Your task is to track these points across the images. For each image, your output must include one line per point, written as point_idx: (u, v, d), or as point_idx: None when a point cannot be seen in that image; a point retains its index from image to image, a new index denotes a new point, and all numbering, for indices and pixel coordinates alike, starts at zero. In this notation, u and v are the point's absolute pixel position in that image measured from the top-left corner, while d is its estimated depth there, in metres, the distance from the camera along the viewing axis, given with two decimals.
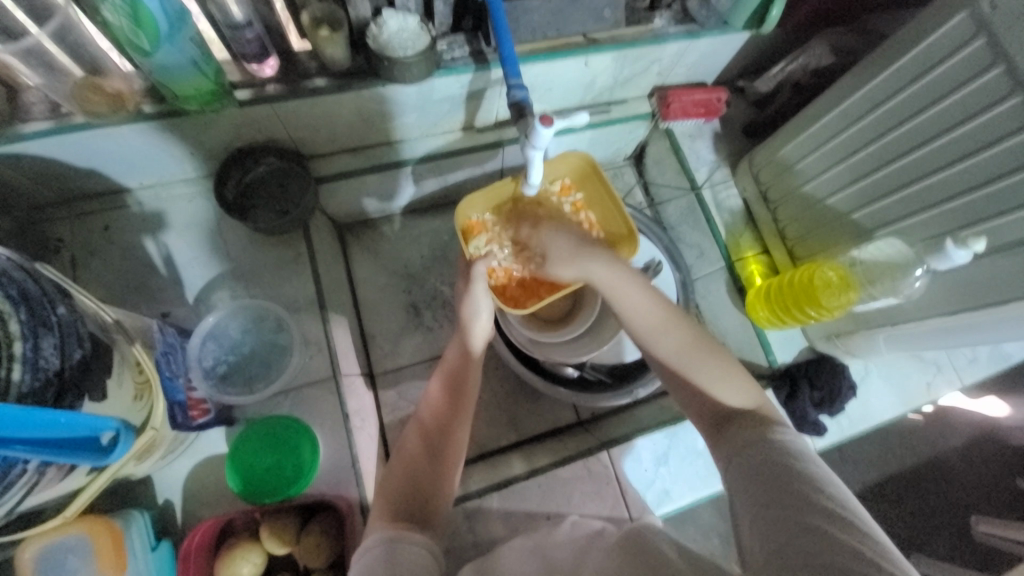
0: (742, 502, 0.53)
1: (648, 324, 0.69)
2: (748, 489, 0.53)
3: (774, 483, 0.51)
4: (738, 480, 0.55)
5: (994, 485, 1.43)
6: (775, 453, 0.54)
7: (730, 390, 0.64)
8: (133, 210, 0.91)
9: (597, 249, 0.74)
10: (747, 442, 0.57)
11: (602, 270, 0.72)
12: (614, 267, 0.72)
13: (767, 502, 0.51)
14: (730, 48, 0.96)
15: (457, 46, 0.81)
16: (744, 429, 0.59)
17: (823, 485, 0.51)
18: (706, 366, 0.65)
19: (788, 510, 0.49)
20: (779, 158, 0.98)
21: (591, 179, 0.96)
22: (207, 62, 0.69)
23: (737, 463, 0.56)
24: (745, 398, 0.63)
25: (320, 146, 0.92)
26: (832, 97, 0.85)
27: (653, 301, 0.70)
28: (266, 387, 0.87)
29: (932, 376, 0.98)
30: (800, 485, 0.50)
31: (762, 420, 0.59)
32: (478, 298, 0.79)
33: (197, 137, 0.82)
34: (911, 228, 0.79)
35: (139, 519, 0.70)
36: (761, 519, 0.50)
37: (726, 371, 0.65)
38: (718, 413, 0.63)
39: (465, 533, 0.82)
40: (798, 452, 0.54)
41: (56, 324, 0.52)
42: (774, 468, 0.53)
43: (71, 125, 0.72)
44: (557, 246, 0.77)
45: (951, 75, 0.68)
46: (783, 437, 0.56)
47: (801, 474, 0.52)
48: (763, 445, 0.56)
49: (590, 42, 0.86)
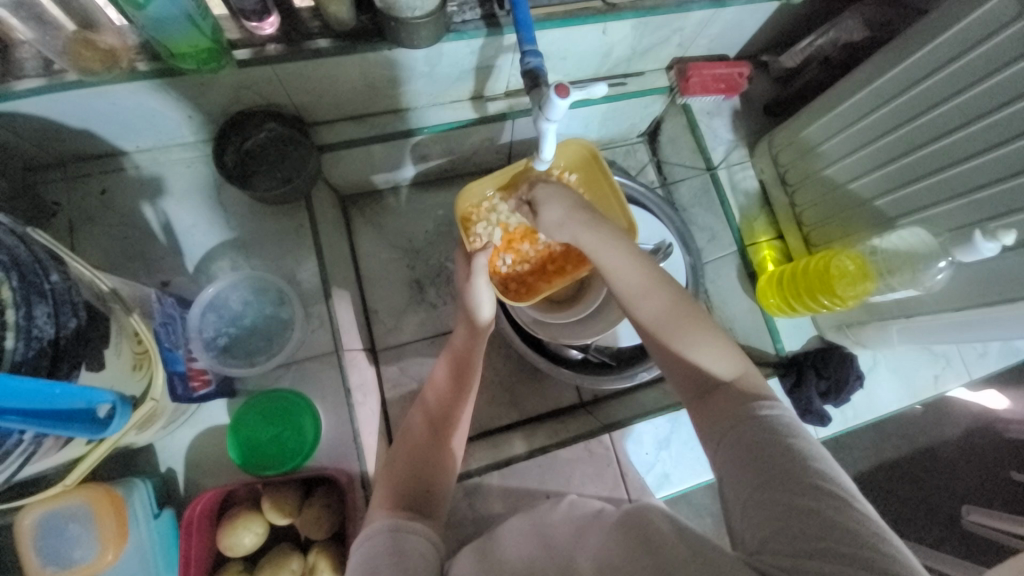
0: (732, 484, 0.52)
1: (631, 286, 0.66)
2: (739, 470, 0.52)
3: (765, 465, 0.50)
4: (727, 463, 0.53)
5: (987, 476, 1.44)
6: (764, 429, 0.53)
7: (715, 358, 0.61)
8: (131, 174, 0.88)
9: (593, 217, 0.70)
10: (731, 416, 0.56)
11: (587, 234, 0.69)
12: (600, 228, 0.69)
13: (758, 486, 0.50)
14: (756, 19, 0.91)
15: (468, 8, 0.77)
16: (727, 402, 0.57)
17: (816, 462, 0.50)
18: (689, 333, 0.63)
19: (781, 494, 0.48)
20: (801, 139, 0.94)
21: (593, 167, 0.91)
22: (203, 17, 0.65)
23: (725, 443, 0.54)
24: (730, 366, 0.61)
25: (322, 112, 0.88)
26: (865, 74, 0.81)
27: (639, 262, 0.67)
28: (268, 360, 0.86)
29: (940, 369, 0.97)
30: (797, 466, 0.49)
31: (745, 393, 0.57)
32: (480, 290, 0.78)
33: (195, 97, 0.78)
34: (937, 218, 0.75)
35: (140, 487, 0.71)
36: (754, 504, 0.49)
37: (711, 338, 0.62)
38: (701, 381, 0.61)
39: (464, 509, 0.83)
40: (788, 427, 0.53)
41: (48, 293, 0.50)
42: (765, 446, 0.52)
43: (63, 83, 0.69)
44: (550, 207, 0.73)
45: (994, 56, 0.64)
46: (771, 412, 0.54)
47: (794, 453, 0.50)
48: (750, 421, 0.54)
49: (610, 8, 0.81)
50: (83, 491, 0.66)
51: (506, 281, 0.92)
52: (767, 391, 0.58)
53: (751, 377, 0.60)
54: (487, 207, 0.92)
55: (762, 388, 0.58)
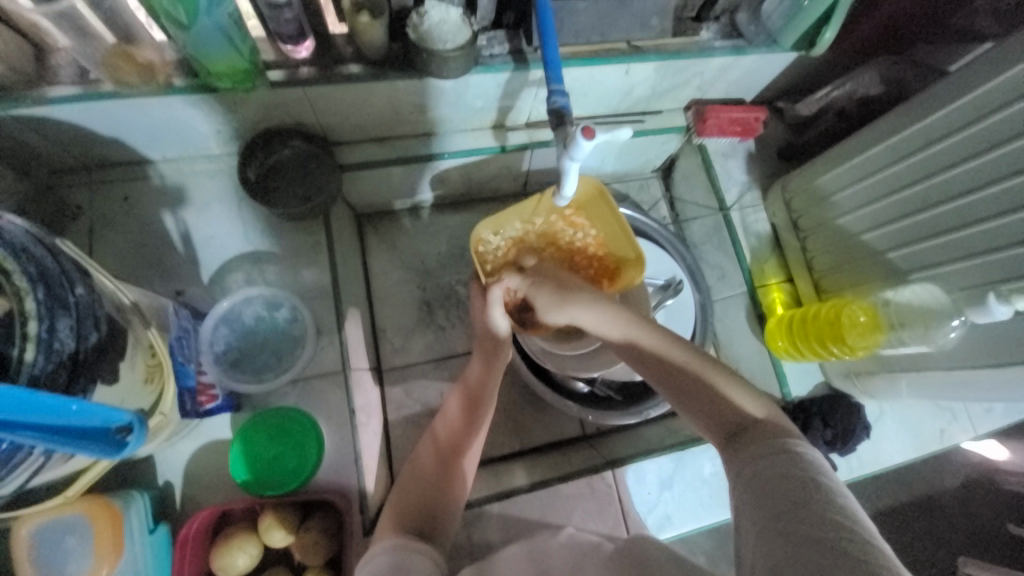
0: (750, 515, 0.50)
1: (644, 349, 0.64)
2: (756, 501, 0.50)
3: (785, 496, 0.48)
4: (746, 495, 0.51)
5: (984, 528, 1.41)
6: (790, 465, 0.51)
7: (740, 399, 0.60)
8: (154, 182, 0.89)
9: (583, 295, 0.67)
10: (760, 453, 0.53)
11: (587, 313, 0.66)
12: (599, 302, 0.67)
13: (775, 515, 0.47)
14: (774, 68, 0.94)
15: (497, 43, 0.80)
16: (760, 440, 0.55)
17: (837, 498, 0.48)
18: (712, 383, 0.61)
19: (794, 524, 0.46)
20: (815, 186, 0.95)
21: (599, 205, 0.90)
22: (243, 40, 0.68)
23: (750, 478, 0.52)
24: (758, 408, 0.60)
25: (347, 133, 0.89)
26: (881, 129, 0.83)
27: (641, 329, 0.65)
28: (276, 377, 0.86)
29: (946, 423, 0.96)
30: (815, 496, 0.47)
31: (774, 431, 0.55)
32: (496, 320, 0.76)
33: (226, 113, 0.80)
34: (950, 275, 0.76)
35: (139, 500, 0.70)
36: (766, 532, 0.47)
37: (733, 381, 0.61)
38: (729, 425, 0.59)
39: (462, 539, 0.82)
40: (813, 464, 0.51)
41: (73, 306, 0.50)
42: (788, 479, 0.49)
43: (99, 93, 0.71)
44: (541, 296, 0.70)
45: (1008, 125, 0.65)
46: (800, 448, 0.53)
47: (815, 486, 0.48)
48: (778, 456, 0.52)
49: (633, 50, 0.84)
50: (82, 502, 0.66)
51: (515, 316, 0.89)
52: (796, 432, 0.56)
53: (780, 419, 0.59)
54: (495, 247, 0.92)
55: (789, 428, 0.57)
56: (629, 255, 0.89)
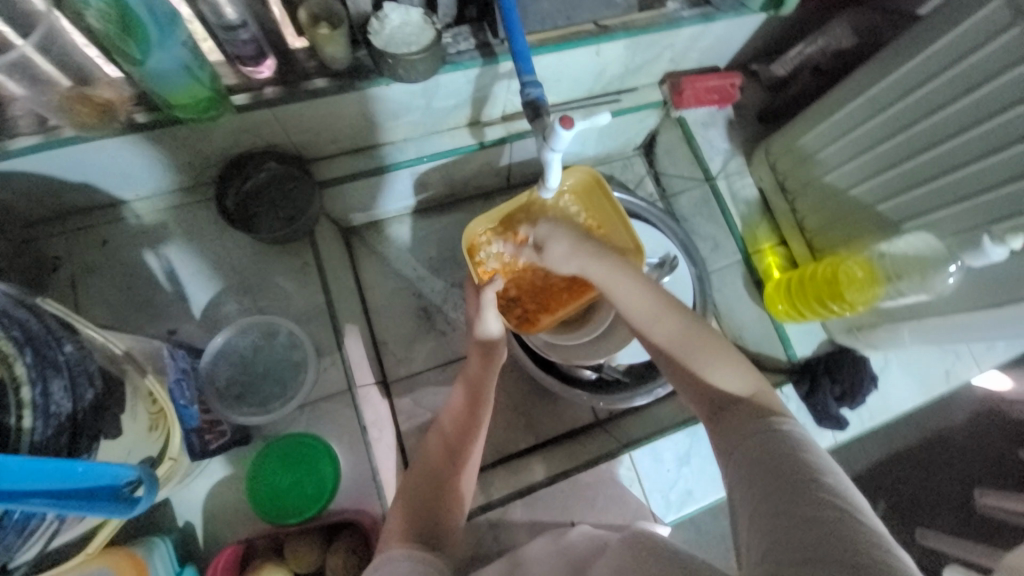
0: (742, 499, 0.50)
1: (643, 312, 0.66)
2: (746, 483, 0.51)
3: (774, 476, 0.49)
4: (736, 474, 0.53)
5: (999, 459, 1.40)
6: (777, 444, 0.52)
7: (728, 378, 0.62)
8: (132, 223, 0.87)
9: (599, 246, 0.70)
10: (745, 429, 0.55)
11: (596, 264, 0.69)
12: (610, 258, 0.69)
13: (765, 497, 0.48)
14: (745, 31, 0.93)
15: (463, 39, 0.78)
16: (743, 417, 0.57)
17: (822, 475, 0.48)
18: (705, 354, 0.63)
19: (783, 505, 0.47)
20: (798, 146, 0.94)
21: (596, 194, 0.92)
22: (202, 67, 0.66)
23: (737, 455, 0.54)
24: (744, 384, 0.61)
25: (321, 148, 0.87)
26: (860, 82, 0.82)
27: (647, 289, 0.67)
28: (284, 405, 0.86)
29: (951, 364, 0.97)
30: (801, 475, 0.48)
31: (759, 410, 0.57)
32: (489, 322, 0.78)
33: (195, 144, 0.77)
34: (941, 222, 0.76)
35: (160, 546, 0.70)
36: (758, 516, 0.48)
37: (725, 357, 0.63)
38: (716, 399, 0.61)
39: (490, 541, 0.84)
40: (800, 442, 0.52)
41: (63, 366, 0.50)
42: (775, 458, 0.51)
43: (61, 139, 0.69)
44: (556, 246, 0.70)
45: (988, 64, 0.65)
46: (786, 428, 0.54)
47: (800, 464, 0.49)
48: (764, 435, 0.53)
49: (602, 30, 0.82)
50: (103, 558, 0.64)
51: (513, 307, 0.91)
52: (782, 407, 0.58)
53: (767, 395, 0.60)
54: (490, 239, 0.91)
55: (776, 405, 0.58)
56: (628, 246, 0.89)
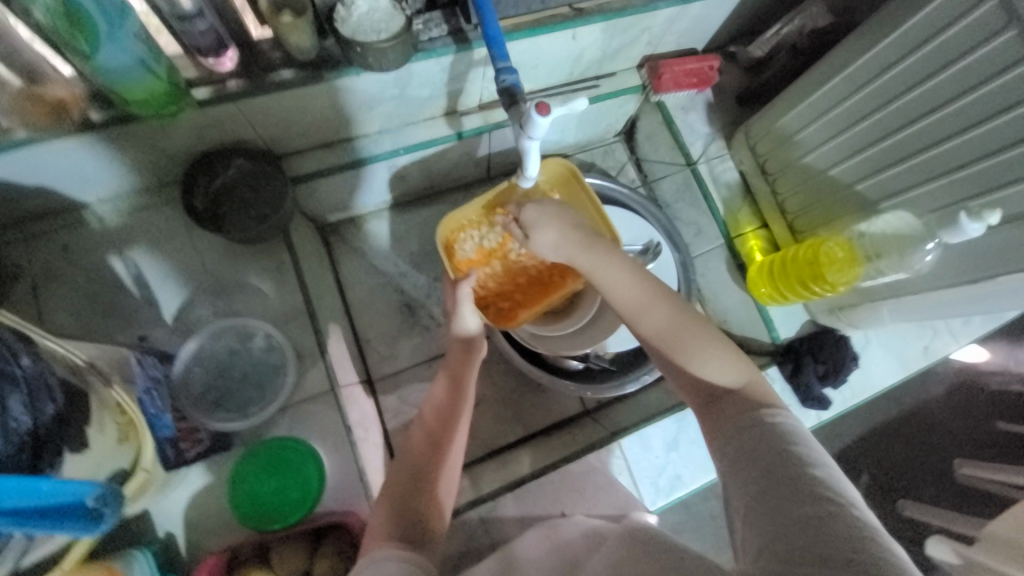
0: (736, 491, 0.51)
1: (632, 302, 0.65)
2: (738, 477, 0.51)
3: (768, 471, 0.49)
4: (729, 467, 0.53)
5: (976, 429, 1.44)
6: (769, 438, 0.52)
7: (719, 370, 0.61)
8: (94, 226, 0.83)
9: (587, 233, 0.68)
10: (737, 423, 0.55)
11: (583, 253, 0.67)
12: (597, 244, 0.67)
13: (761, 493, 0.48)
14: (721, 12, 0.92)
15: (435, 25, 0.75)
16: (734, 410, 0.57)
17: (813, 467, 0.49)
18: (694, 346, 0.62)
19: (779, 501, 0.47)
20: (778, 128, 0.94)
21: (571, 185, 0.91)
22: (158, 61, 0.63)
23: (731, 449, 0.54)
24: (735, 375, 0.61)
25: (292, 143, 0.84)
26: (836, 61, 0.81)
27: (636, 278, 0.66)
28: (264, 409, 0.84)
29: (929, 340, 0.99)
30: (793, 469, 0.49)
31: (750, 403, 0.57)
32: (466, 318, 0.77)
33: (156, 142, 0.74)
34: (918, 200, 0.77)
35: (142, 557, 0.68)
36: (753, 510, 0.48)
37: (716, 349, 0.62)
38: (706, 391, 0.61)
39: (481, 536, 0.83)
40: (791, 434, 0.53)
41: (20, 381, 0.47)
42: (768, 452, 0.51)
43: (11, 142, 0.65)
44: (544, 234, 0.69)
45: (964, 38, 0.65)
46: (776, 419, 0.54)
47: (792, 457, 0.50)
48: (755, 429, 0.53)
49: (577, 14, 0.80)
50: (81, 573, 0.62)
51: (490, 301, 0.90)
52: (773, 397, 0.58)
53: (758, 385, 0.60)
54: (469, 233, 0.89)
55: (768, 396, 0.58)
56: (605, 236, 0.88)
